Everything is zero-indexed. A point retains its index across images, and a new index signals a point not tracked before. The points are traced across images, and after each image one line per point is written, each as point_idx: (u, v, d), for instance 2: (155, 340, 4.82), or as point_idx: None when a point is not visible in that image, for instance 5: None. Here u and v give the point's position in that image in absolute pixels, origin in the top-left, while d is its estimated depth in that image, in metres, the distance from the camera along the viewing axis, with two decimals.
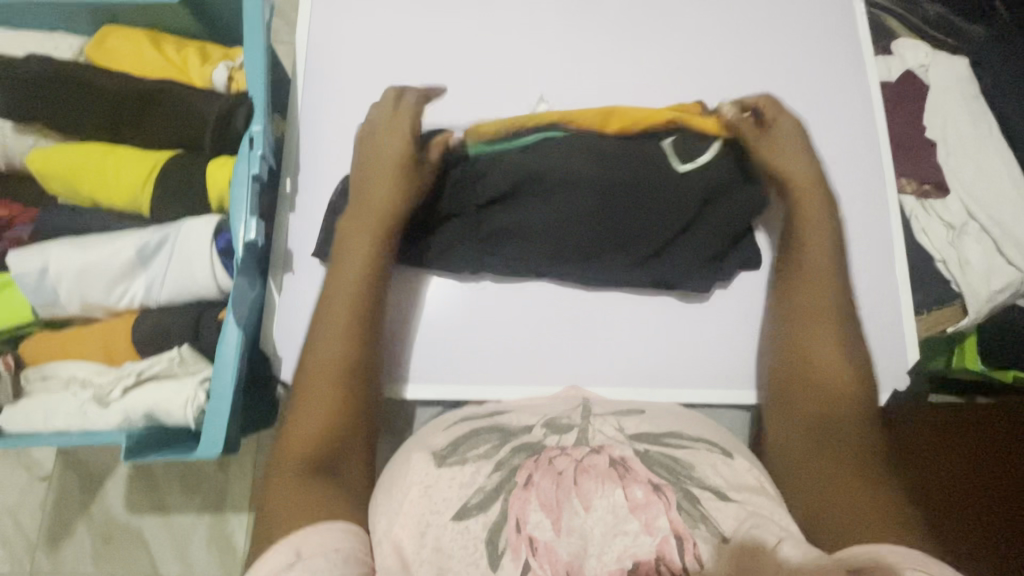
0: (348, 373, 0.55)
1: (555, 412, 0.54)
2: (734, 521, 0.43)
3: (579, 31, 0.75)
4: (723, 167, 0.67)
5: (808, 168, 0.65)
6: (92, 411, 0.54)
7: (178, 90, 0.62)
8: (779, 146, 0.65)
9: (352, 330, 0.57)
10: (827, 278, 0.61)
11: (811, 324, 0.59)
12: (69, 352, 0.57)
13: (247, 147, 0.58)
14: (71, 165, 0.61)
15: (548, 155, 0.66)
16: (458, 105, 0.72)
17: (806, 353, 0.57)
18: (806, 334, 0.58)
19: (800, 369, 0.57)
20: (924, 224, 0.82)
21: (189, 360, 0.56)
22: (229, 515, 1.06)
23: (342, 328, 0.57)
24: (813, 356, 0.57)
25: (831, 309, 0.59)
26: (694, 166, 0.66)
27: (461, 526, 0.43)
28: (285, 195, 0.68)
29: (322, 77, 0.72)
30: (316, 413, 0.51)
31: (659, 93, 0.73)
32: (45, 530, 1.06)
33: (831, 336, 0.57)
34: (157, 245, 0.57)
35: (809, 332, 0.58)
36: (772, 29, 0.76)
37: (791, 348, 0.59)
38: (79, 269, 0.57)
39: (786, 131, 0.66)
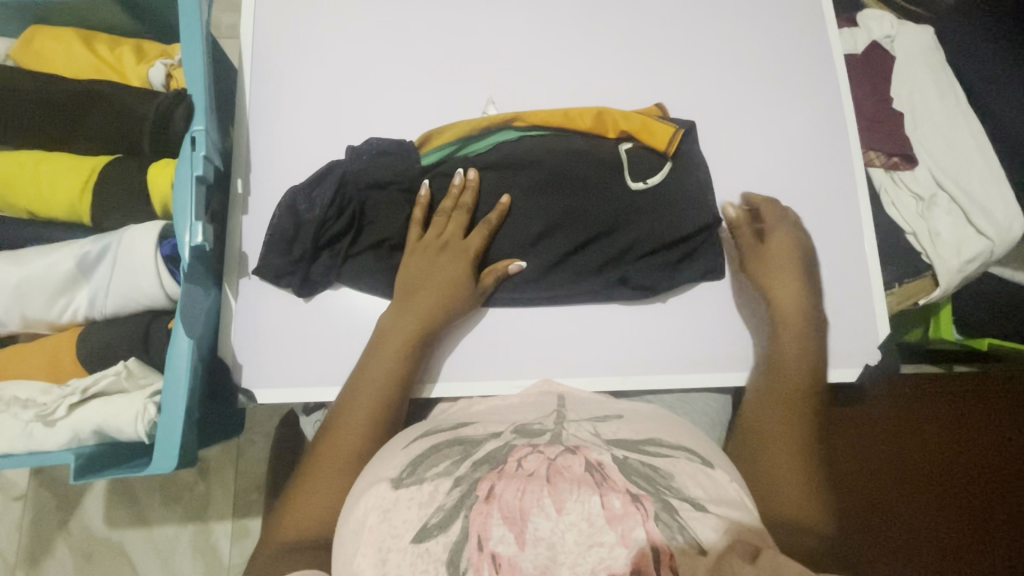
0: (365, 452, 0.55)
1: (527, 420, 0.54)
2: (713, 531, 0.43)
3: (535, 14, 0.73)
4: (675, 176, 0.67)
5: (797, 305, 0.64)
6: (38, 432, 0.51)
7: (114, 90, 0.59)
8: (766, 270, 0.66)
9: (376, 425, 0.57)
10: (800, 369, 0.62)
11: (771, 398, 0.60)
12: (14, 371, 0.55)
13: (189, 148, 0.56)
14: (5, 175, 0.58)
15: (510, 160, 0.66)
16: (413, 96, 0.70)
17: (771, 408, 0.59)
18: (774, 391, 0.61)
19: (763, 417, 0.59)
20: (893, 199, 0.82)
21: (137, 372, 0.54)
22: (213, 524, 1.04)
23: (366, 421, 0.57)
24: (775, 410, 0.59)
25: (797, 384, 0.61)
26: (640, 186, 0.66)
27: (421, 549, 0.43)
28: (237, 196, 0.66)
29: (271, 73, 0.69)
30: (322, 490, 0.53)
31: (619, 74, 0.72)
32: (24, 549, 1.04)
33: (780, 411, 0.59)
34: (99, 254, 0.55)
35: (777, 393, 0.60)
36: (732, 5, 0.75)
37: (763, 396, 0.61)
38: (17, 283, 0.55)
39: (777, 260, 0.66)
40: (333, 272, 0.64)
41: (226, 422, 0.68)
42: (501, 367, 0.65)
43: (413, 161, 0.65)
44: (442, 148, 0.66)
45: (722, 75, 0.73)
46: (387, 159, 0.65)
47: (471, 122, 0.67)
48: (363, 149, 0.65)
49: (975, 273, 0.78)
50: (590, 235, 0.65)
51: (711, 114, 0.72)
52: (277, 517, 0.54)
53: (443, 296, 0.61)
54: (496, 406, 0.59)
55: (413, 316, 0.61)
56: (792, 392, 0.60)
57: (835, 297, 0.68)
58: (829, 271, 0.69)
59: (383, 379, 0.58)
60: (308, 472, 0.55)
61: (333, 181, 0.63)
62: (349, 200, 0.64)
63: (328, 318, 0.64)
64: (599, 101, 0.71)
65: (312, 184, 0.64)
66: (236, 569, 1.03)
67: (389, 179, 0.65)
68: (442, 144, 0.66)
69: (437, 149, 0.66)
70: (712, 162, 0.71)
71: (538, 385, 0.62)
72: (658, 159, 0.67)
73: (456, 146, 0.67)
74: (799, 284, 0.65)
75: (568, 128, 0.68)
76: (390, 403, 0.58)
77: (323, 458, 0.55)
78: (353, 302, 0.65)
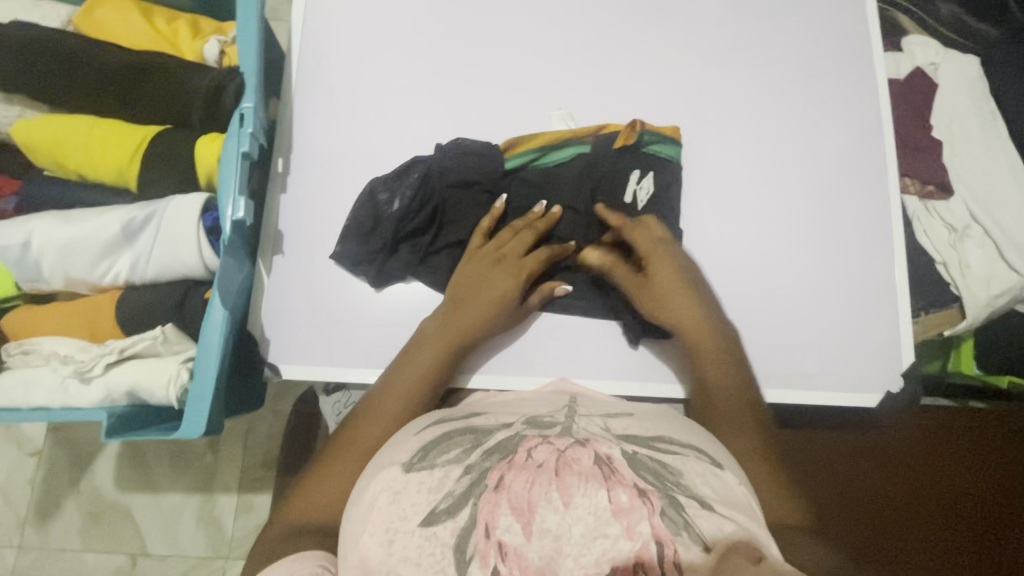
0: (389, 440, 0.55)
1: (538, 411, 0.54)
2: (718, 531, 0.43)
3: (581, 16, 0.73)
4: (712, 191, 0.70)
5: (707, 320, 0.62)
6: (73, 387, 0.53)
7: (169, 63, 0.61)
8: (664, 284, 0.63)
9: (405, 417, 0.57)
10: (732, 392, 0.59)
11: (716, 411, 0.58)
12: (51, 327, 0.57)
13: (237, 125, 0.57)
14: (58, 137, 0.60)
15: (587, 172, 0.68)
16: (456, 90, 0.70)
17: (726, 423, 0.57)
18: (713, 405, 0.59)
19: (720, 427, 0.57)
20: (926, 227, 0.81)
21: (172, 339, 0.55)
22: (218, 495, 1.05)
23: (397, 416, 0.57)
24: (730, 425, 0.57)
25: (746, 405, 0.59)
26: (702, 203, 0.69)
27: (429, 532, 0.44)
28: (277, 174, 0.67)
29: (319, 57, 0.71)
30: (344, 469, 0.54)
31: (661, 82, 0.72)
32: (34, 505, 1.06)
33: (743, 421, 0.57)
34: (143, 221, 0.56)
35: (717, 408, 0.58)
36: (777, 22, 0.75)
37: (709, 406, 0.59)
38: (63, 243, 0.56)
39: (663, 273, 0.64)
40: (358, 257, 0.64)
41: (249, 393, 0.68)
42: (518, 363, 0.65)
43: (495, 161, 0.67)
44: (527, 153, 0.68)
45: (763, 90, 0.73)
46: (472, 160, 0.66)
47: (555, 132, 0.68)
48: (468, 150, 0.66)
49: (1004, 309, 0.77)
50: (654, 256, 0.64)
51: (749, 128, 0.72)
52: (294, 492, 0.55)
53: (489, 303, 0.62)
54: (513, 399, 0.60)
55: (466, 323, 0.61)
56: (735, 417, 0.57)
57: (859, 319, 0.68)
58: (855, 294, 0.68)
59: (425, 374, 0.60)
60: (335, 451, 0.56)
61: (414, 179, 0.65)
62: (428, 195, 0.66)
63: (351, 300, 0.65)
64: (639, 106, 0.71)
65: (395, 178, 0.65)
66: (238, 541, 1.04)
67: (473, 179, 0.67)
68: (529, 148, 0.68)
69: (519, 151, 0.68)
70: (747, 175, 0.70)
71: (554, 384, 0.62)
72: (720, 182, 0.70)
73: (537, 154, 0.68)
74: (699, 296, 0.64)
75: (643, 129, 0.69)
76: (423, 398, 0.59)
77: (346, 446, 0.56)
78: (417, 295, 0.66)
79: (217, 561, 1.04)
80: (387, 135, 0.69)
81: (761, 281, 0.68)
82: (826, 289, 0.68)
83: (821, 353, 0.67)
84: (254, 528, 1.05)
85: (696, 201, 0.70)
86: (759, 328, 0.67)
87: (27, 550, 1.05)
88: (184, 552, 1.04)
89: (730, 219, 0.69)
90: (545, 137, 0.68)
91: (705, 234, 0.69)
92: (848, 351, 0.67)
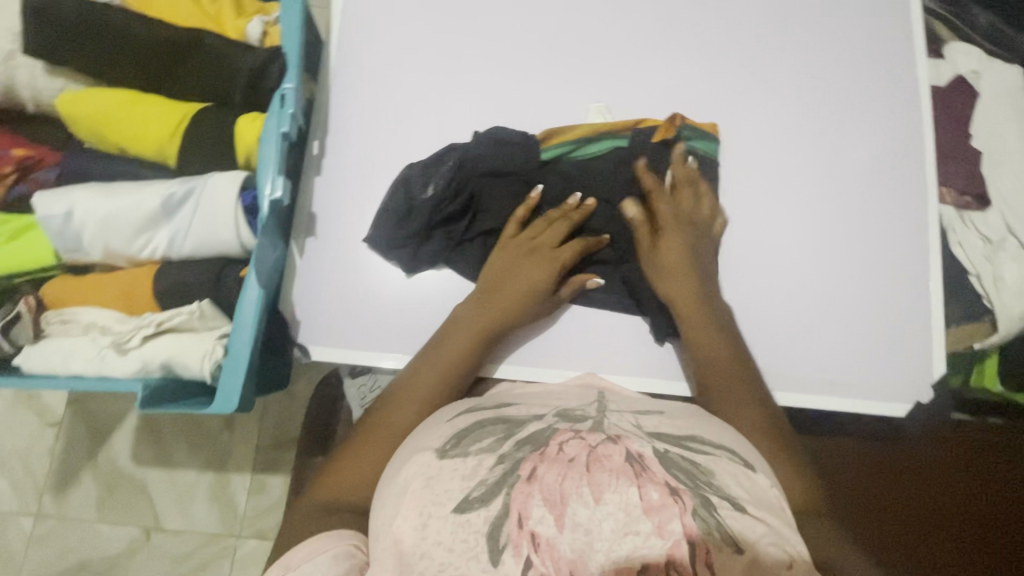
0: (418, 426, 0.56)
1: (569, 405, 0.54)
2: (752, 532, 0.43)
3: (622, 9, 0.73)
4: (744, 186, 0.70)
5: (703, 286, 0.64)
6: (109, 357, 0.54)
7: (212, 40, 0.61)
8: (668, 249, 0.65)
9: (432, 403, 0.58)
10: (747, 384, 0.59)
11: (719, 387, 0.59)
12: (89, 298, 0.58)
13: (279, 105, 0.57)
14: (100, 110, 0.60)
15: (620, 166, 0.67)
16: (493, 79, 0.70)
17: (728, 398, 0.58)
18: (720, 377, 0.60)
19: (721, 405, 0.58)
20: (961, 238, 0.79)
21: (208, 314, 0.56)
22: (232, 474, 1.06)
23: (427, 402, 0.58)
24: (733, 402, 0.58)
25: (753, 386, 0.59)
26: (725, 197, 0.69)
27: (462, 519, 0.43)
28: (312, 156, 0.67)
29: (358, 41, 0.71)
30: (372, 452, 0.55)
31: (700, 80, 0.71)
32: (53, 475, 1.08)
33: (749, 407, 0.58)
34: (182, 197, 0.57)
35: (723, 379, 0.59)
36: (820, 23, 0.74)
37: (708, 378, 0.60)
38: (103, 216, 0.57)
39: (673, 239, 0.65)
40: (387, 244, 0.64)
41: (274, 373, 0.69)
42: (544, 354, 0.65)
43: (533, 153, 0.67)
44: (564, 145, 0.68)
45: (802, 92, 0.72)
46: (507, 148, 0.66)
47: (591, 125, 0.68)
48: (502, 141, 0.66)
49: None
50: (683, 256, 0.64)
51: (786, 129, 0.71)
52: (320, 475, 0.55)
53: (520, 293, 0.62)
54: (540, 391, 0.60)
55: (498, 310, 0.62)
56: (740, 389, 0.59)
57: (892, 327, 0.67)
58: (887, 302, 0.67)
59: (455, 362, 0.60)
60: (362, 435, 0.56)
61: (449, 167, 0.65)
62: (462, 182, 0.66)
63: (379, 285, 0.65)
64: (676, 103, 0.71)
65: (429, 165, 0.65)
66: (250, 520, 1.05)
67: (511, 169, 0.67)
68: (567, 141, 0.68)
69: (556, 142, 0.67)
70: (781, 175, 0.70)
71: (582, 377, 0.62)
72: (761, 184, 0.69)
73: (573, 146, 0.68)
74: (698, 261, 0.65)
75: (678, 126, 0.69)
76: (453, 386, 0.59)
77: (376, 429, 0.56)
78: (449, 283, 0.66)
79: (229, 538, 1.05)
80: (423, 121, 0.69)
81: (790, 285, 0.67)
82: (858, 296, 0.67)
83: (850, 360, 0.66)
84: (266, 509, 1.05)
85: (726, 202, 0.69)
86: (789, 333, 0.66)
87: (45, 518, 1.07)
88: (197, 529, 1.05)
89: (764, 219, 0.69)
90: (581, 130, 0.68)
91: (737, 235, 0.68)
92: (879, 359, 0.66)
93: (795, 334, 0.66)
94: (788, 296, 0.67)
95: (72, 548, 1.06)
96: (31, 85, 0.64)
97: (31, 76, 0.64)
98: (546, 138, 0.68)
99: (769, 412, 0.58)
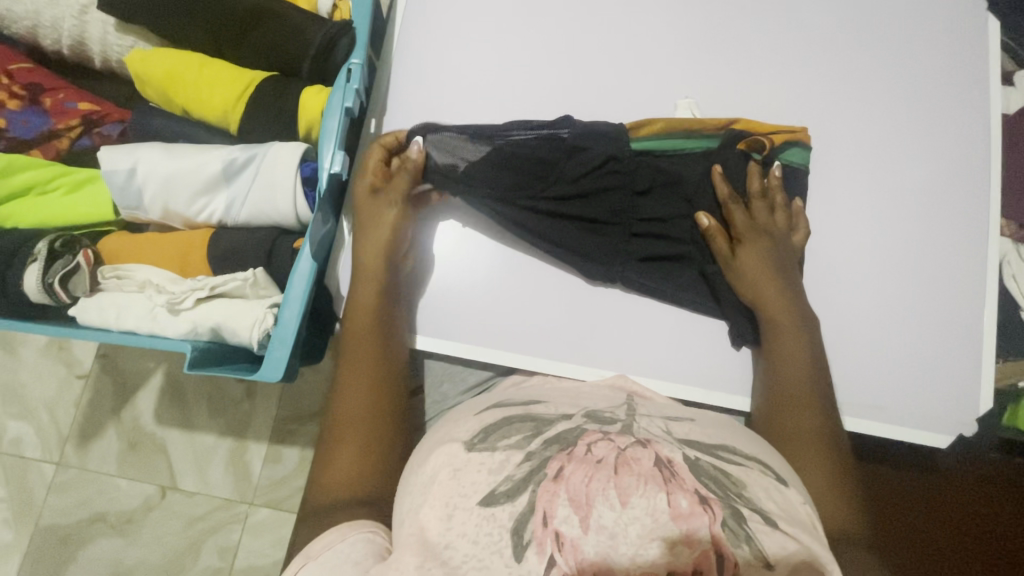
0: (376, 412, 0.55)
1: (599, 404, 0.52)
2: (781, 548, 0.41)
3: (689, 8, 0.71)
4: (813, 200, 0.68)
5: (783, 301, 0.61)
6: (162, 316, 0.55)
7: (281, 9, 0.61)
8: (748, 259, 0.63)
9: (373, 378, 0.57)
10: (805, 399, 0.57)
11: (785, 405, 0.57)
12: (145, 257, 0.59)
13: (344, 79, 0.57)
14: (168, 71, 0.62)
15: (689, 165, 0.66)
16: (551, 68, 0.69)
17: (789, 414, 0.57)
18: (786, 396, 0.58)
19: (785, 420, 0.57)
20: (1016, 271, 0.77)
21: (261, 283, 0.56)
22: (250, 442, 1.07)
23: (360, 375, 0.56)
24: (799, 417, 0.56)
25: (820, 410, 0.57)
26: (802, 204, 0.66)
27: (488, 512, 0.42)
28: (369, 135, 0.68)
29: (420, 18, 0.70)
30: (348, 450, 0.53)
31: (763, 85, 0.70)
32: (77, 426, 1.10)
33: (808, 427, 0.56)
34: (243, 164, 0.58)
35: (789, 399, 0.58)
36: (892, 38, 0.71)
37: (773, 397, 0.59)
38: (166, 175, 0.58)
39: (754, 253, 0.63)
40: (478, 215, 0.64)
41: (315, 349, 0.69)
42: (584, 351, 0.64)
43: (623, 142, 0.64)
44: (652, 139, 0.65)
45: (867, 107, 0.70)
46: (599, 136, 0.64)
47: (684, 119, 0.66)
48: (585, 127, 0.64)
49: None
50: (771, 263, 0.62)
51: (847, 144, 0.69)
52: (328, 457, 0.53)
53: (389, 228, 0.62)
54: (569, 388, 0.57)
55: (368, 260, 0.61)
56: (801, 406, 0.57)
57: (937, 354, 0.65)
58: (941, 331, 0.65)
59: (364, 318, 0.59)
60: (332, 428, 0.55)
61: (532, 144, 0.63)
62: (539, 158, 0.63)
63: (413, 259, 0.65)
64: (737, 108, 0.69)
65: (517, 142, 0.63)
66: (263, 489, 1.06)
67: (601, 152, 0.64)
68: (657, 134, 0.65)
69: (643, 135, 0.65)
70: (840, 192, 0.68)
71: (611, 379, 0.59)
72: (816, 198, 0.68)
73: (662, 138, 0.65)
74: (778, 274, 0.62)
75: (763, 127, 0.67)
76: (377, 340, 0.59)
77: (337, 426, 0.55)
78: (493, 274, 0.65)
79: (242, 505, 1.06)
80: (478, 107, 0.68)
81: (843, 303, 0.66)
82: (911, 321, 0.65)
83: (890, 385, 0.64)
84: (280, 479, 1.06)
85: (813, 214, 0.68)
86: (835, 353, 0.65)
87: (66, 468, 1.09)
88: (212, 492, 1.06)
89: (822, 234, 0.67)
90: (671, 125, 0.65)
91: (812, 249, 0.67)
92: (922, 386, 0.64)
93: (839, 354, 0.65)
94: (838, 315, 0.66)
95: (89, 500, 1.07)
96: (101, 40, 0.67)
97: (103, 32, 0.66)
98: (636, 130, 0.65)
99: (833, 440, 0.55)
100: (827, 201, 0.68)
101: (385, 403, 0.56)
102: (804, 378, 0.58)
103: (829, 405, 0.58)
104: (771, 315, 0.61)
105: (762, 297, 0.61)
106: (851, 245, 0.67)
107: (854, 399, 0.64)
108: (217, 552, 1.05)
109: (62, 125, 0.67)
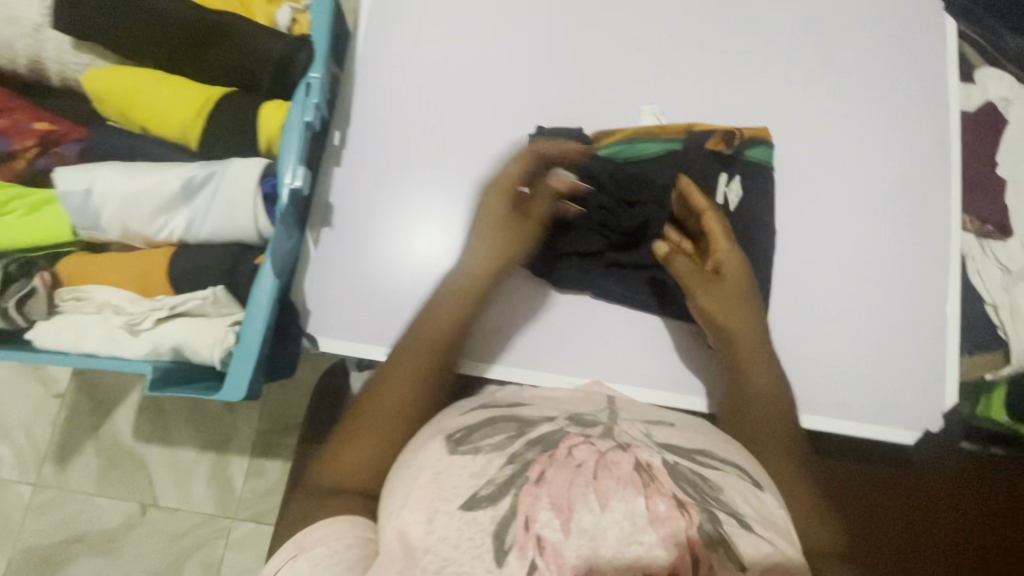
0: (406, 411, 0.54)
1: (580, 411, 0.51)
2: (755, 551, 0.41)
3: (651, 13, 0.71)
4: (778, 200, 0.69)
5: (749, 327, 0.61)
6: (121, 337, 0.55)
7: (239, 25, 0.62)
8: (710, 285, 0.62)
9: (426, 380, 0.56)
10: (770, 421, 0.58)
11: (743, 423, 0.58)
12: (104, 279, 0.59)
13: (303, 94, 0.57)
14: (126, 90, 0.62)
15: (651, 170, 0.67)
16: (514, 77, 0.69)
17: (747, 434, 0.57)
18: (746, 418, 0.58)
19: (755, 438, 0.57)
20: (980, 267, 0.78)
21: (221, 301, 0.56)
22: (231, 456, 1.06)
23: (419, 376, 0.55)
24: (764, 440, 0.56)
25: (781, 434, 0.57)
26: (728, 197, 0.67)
27: (470, 516, 0.41)
28: (333, 147, 0.67)
29: (382, 30, 0.70)
30: (368, 438, 0.52)
31: (724, 89, 0.70)
32: (54, 445, 1.08)
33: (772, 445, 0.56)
34: (203, 180, 0.58)
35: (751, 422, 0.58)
36: (850, 40, 0.72)
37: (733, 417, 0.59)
38: (124, 194, 0.58)
39: (727, 277, 0.62)
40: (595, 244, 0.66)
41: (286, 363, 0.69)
42: (561, 359, 0.64)
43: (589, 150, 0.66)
44: (615, 147, 0.67)
45: (827, 109, 0.71)
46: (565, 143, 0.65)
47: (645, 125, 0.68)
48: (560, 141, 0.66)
49: None
50: (748, 297, 0.62)
51: (809, 145, 0.70)
52: (334, 445, 0.53)
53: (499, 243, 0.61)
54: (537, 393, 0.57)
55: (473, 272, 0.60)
56: (768, 426, 0.57)
57: (905, 353, 0.66)
58: (903, 327, 0.66)
59: (448, 324, 0.58)
60: (366, 409, 0.54)
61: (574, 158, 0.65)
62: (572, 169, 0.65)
63: (427, 261, 0.65)
64: (699, 112, 0.70)
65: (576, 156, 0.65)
66: (247, 503, 1.05)
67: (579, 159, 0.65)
68: (619, 141, 0.67)
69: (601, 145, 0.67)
70: (802, 194, 0.69)
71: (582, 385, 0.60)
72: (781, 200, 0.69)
73: (625, 146, 0.67)
74: (753, 310, 0.62)
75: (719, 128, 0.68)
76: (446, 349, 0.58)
77: (369, 413, 0.53)
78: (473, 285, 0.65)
79: (224, 520, 1.05)
80: (443, 116, 0.68)
81: (808, 301, 0.67)
82: (878, 317, 0.66)
83: (860, 381, 0.65)
84: (263, 493, 1.05)
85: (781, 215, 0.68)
86: (803, 353, 0.65)
87: (43, 488, 1.07)
88: (194, 508, 1.05)
89: (788, 234, 0.68)
90: (636, 134, 0.67)
91: (779, 248, 0.68)
92: (888, 381, 0.65)
93: (806, 354, 0.65)
94: (803, 316, 0.66)
95: (67, 519, 1.06)
96: (59, 59, 0.66)
97: (60, 51, 0.66)
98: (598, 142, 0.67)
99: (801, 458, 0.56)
100: (791, 202, 0.69)
101: (422, 398, 0.55)
102: (763, 402, 0.59)
103: (790, 425, 0.58)
104: (721, 342, 0.61)
105: (718, 322, 0.61)
106: (817, 245, 0.68)
107: (826, 399, 0.64)
108: (200, 568, 1.03)
109: (19, 145, 0.66)
